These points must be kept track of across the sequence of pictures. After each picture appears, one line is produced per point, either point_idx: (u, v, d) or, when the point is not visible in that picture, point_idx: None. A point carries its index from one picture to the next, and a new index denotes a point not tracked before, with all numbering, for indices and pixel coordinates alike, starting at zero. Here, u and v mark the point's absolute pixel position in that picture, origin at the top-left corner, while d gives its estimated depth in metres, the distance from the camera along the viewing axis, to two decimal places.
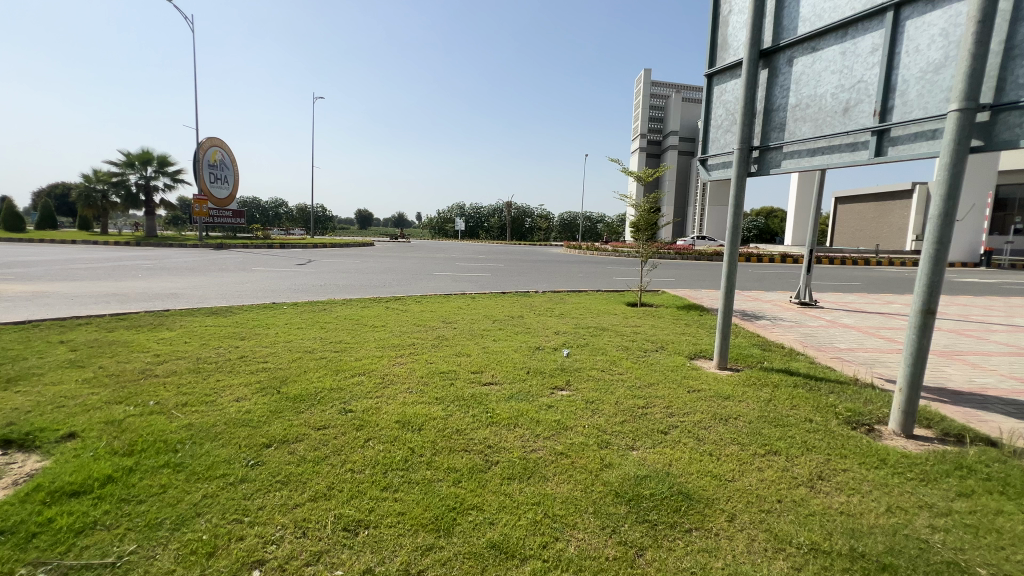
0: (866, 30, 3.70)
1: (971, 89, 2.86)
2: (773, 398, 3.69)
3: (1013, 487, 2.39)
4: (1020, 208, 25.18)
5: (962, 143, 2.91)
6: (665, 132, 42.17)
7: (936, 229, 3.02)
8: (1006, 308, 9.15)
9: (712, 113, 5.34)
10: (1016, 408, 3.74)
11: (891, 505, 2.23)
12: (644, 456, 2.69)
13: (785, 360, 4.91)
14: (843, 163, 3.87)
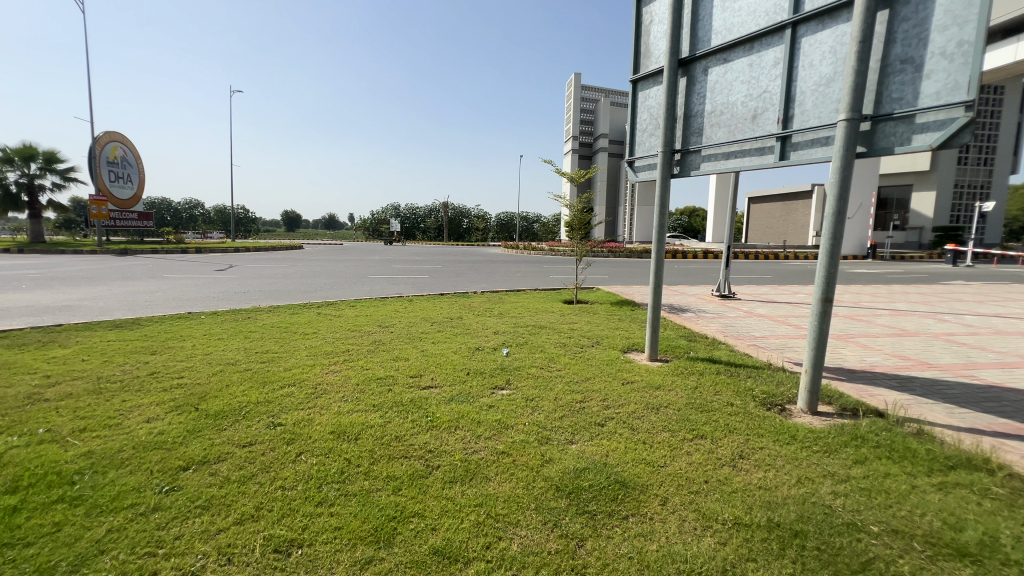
0: (769, 45, 4.06)
1: (856, 102, 3.23)
2: (699, 385, 3.95)
3: (898, 452, 2.72)
4: (896, 207, 28.90)
5: (849, 149, 3.28)
6: (596, 135, 43.73)
7: (831, 227, 3.38)
8: (889, 296, 10.43)
9: (637, 118, 5.61)
10: (898, 382, 4.28)
11: (801, 476, 2.46)
12: (582, 449, 2.77)
13: (708, 349, 5.27)
14: (753, 166, 4.21)
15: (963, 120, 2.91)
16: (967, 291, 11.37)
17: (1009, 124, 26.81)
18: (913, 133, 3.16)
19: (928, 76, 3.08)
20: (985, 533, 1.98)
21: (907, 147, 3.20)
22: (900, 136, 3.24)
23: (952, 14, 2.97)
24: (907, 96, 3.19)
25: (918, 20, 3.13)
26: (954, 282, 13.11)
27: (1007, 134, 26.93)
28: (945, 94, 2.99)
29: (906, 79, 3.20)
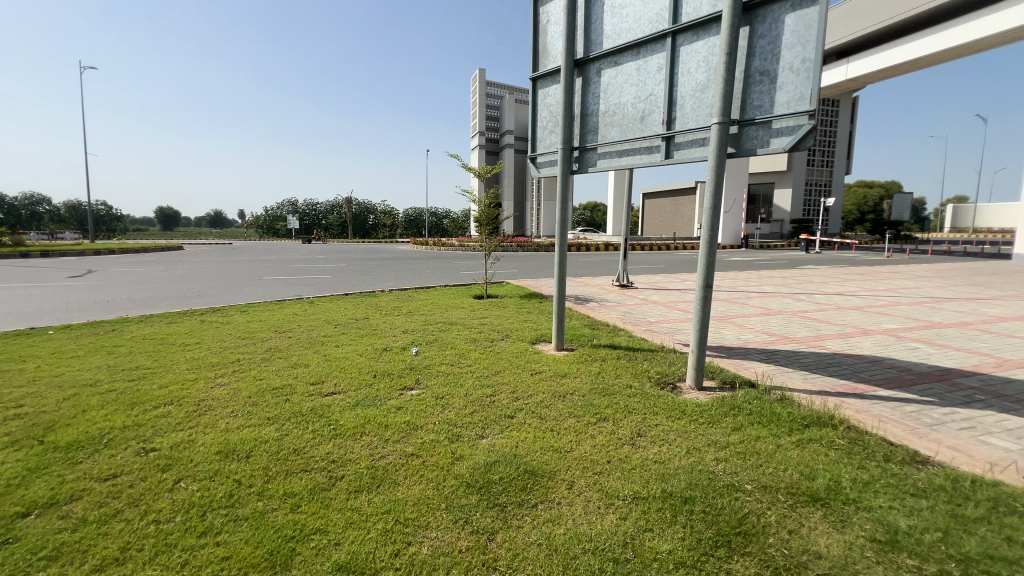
0: (653, 51, 4.37)
1: (726, 107, 3.60)
2: (602, 370, 4.19)
3: (766, 417, 3.11)
4: (763, 202, 32.97)
5: (722, 150, 3.65)
6: (501, 131, 44.26)
7: (710, 220, 3.74)
8: (758, 280, 11.90)
9: (538, 115, 5.74)
10: (765, 355, 4.92)
11: (689, 446, 2.71)
12: (493, 442, 2.80)
13: (610, 335, 5.61)
14: (643, 164, 4.52)
15: (808, 126, 3.38)
16: (816, 273, 13.36)
17: (844, 132, 31.84)
18: (771, 137, 3.60)
19: (780, 87, 3.53)
20: (831, 479, 2.34)
21: (767, 150, 3.64)
22: (761, 139, 3.67)
23: (797, 34, 3.43)
24: (765, 104, 3.62)
25: (772, 38, 3.57)
26: (807, 267, 15.33)
27: (842, 140, 31.97)
28: (794, 103, 3.45)
29: (764, 89, 3.63)
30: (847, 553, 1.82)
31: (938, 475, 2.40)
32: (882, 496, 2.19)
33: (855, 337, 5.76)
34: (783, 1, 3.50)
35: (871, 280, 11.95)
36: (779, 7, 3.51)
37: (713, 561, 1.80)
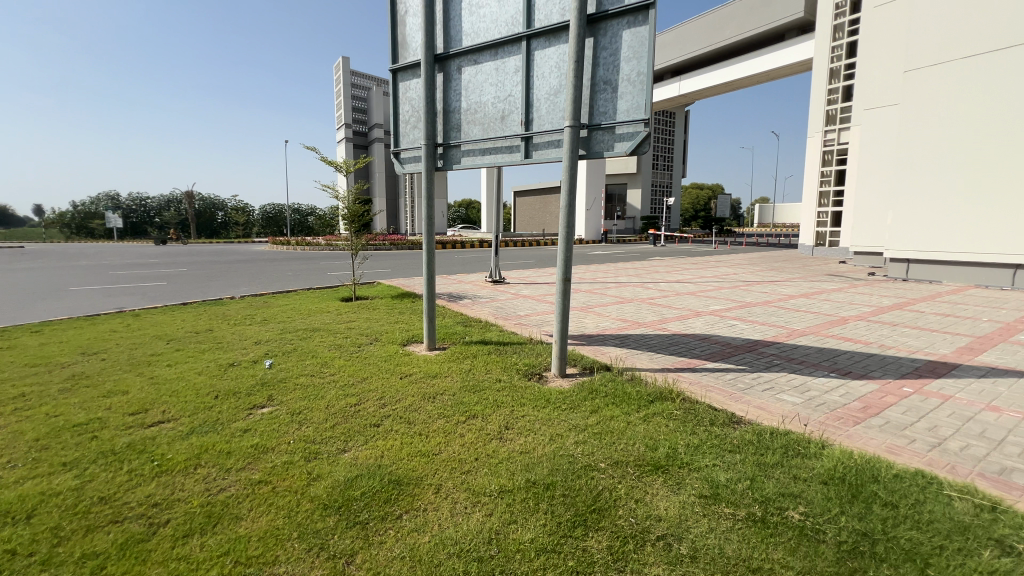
0: (510, 53, 4.49)
1: (576, 111, 3.84)
2: (473, 367, 4.20)
3: (619, 398, 3.41)
4: (618, 201, 36.41)
5: (574, 151, 3.89)
6: (370, 124, 42.22)
7: (566, 218, 3.97)
8: (615, 272, 13.12)
9: (399, 109, 5.53)
10: (620, 340, 5.42)
11: (552, 433, 2.85)
12: (355, 455, 2.62)
13: (481, 331, 5.67)
14: (504, 163, 4.62)
15: (644, 134, 3.78)
16: (662, 264, 15.19)
17: (679, 140, 36.65)
18: (615, 141, 3.94)
19: (621, 96, 3.88)
20: (669, 447, 2.65)
21: (612, 153, 3.97)
22: (607, 143, 3.99)
23: (632, 50, 3.81)
24: (609, 111, 3.95)
25: (613, 50, 3.91)
26: (654, 258, 17.34)
27: (678, 148, 36.78)
28: (632, 112, 3.82)
29: (608, 97, 3.95)
30: (681, 512, 2.06)
31: (748, 431, 2.86)
32: (708, 456, 2.55)
33: (690, 319, 6.66)
34: (620, 18, 3.84)
35: (702, 268, 13.96)
36: (617, 23, 3.85)
37: (571, 541, 1.90)
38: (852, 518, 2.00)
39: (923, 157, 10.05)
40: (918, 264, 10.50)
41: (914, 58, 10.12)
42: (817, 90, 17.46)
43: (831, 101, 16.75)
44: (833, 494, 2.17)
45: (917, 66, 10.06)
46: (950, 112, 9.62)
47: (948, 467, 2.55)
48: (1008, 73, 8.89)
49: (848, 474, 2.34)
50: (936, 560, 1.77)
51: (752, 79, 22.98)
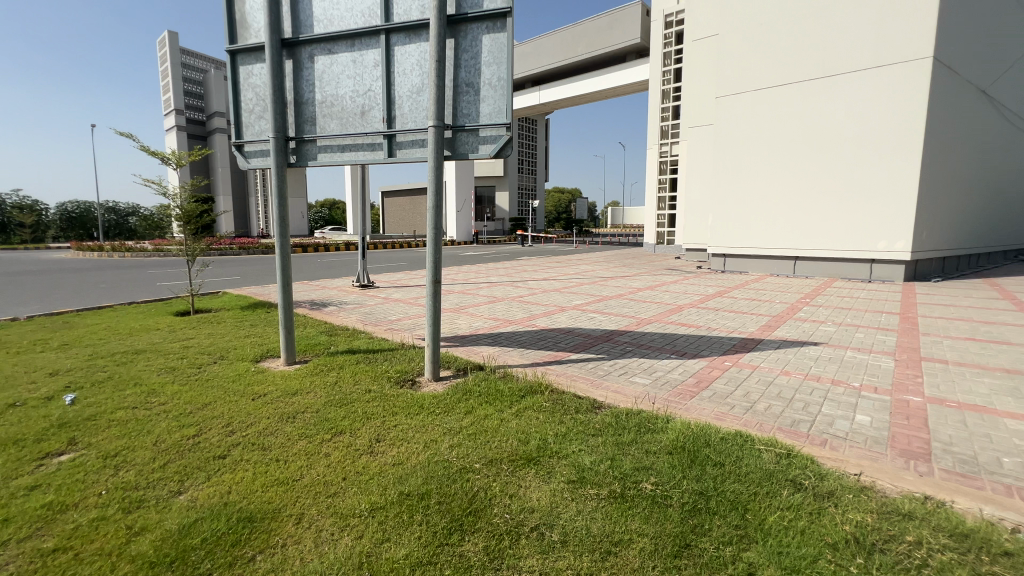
0: (367, 46, 4.27)
1: (440, 111, 3.80)
2: (339, 380, 3.90)
3: (492, 397, 3.47)
4: (487, 203, 37.19)
5: (439, 152, 3.84)
6: (207, 111, 36.87)
7: (434, 219, 3.91)
8: (486, 272, 13.39)
9: (240, 96, 4.89)
10: (492, 338, 5.54)
11: (426, 440, 2.78)
12: (194, 496, 2.24)
13: (349, 340, 5.31)
14: (365, 161, 4.36)
15: (506, 138, 3.90)
16: (530, 264, 15.94)
17: (541, 147, 38.88)
18: (479, 144, 4.00)
19: (483, 100, 3.95)
20: (540, 439, 2.77)
21: (477, 155, 4.02)
22: (472, 145, 4.03)
23: (492, 55, 3.90)
24: (473, 113, 3.99)
25: (473, 54, 3.95)
26: (523, 258, 18.13)
27: (540, 153, 38.99)
28: (494, 116, 3.91)
29: (471, 99, 3.99)
30: (553, 500, 2.16)
31: (608, 414, 3.13)
32: (574, 442, 2.72)
33: (556, 314, 7.09)
34: (479, 23, 3.90)
35: (566, 266, 15.01)
36: (477, 26, 3.90)
37: (446, 549, 1.86)
38: (691, 481, 2.30)
39: (732, 169, 12.17)
40: (732, 257, 12.47)
41: (723, 87, 12.17)
42: (653, 107, 19.92)
43: (664, 118, 19.26)
44: (676, 461, 2.48)
45: (726, 93, 12.14)
46: (749, 133, 11.82)
47: (757, 425, 3.09)
48: (785, 105, 11.23)
49: (687, 442, 2.69)
50: (752, 505, 2.12)
51: (602, 93, 25.26)
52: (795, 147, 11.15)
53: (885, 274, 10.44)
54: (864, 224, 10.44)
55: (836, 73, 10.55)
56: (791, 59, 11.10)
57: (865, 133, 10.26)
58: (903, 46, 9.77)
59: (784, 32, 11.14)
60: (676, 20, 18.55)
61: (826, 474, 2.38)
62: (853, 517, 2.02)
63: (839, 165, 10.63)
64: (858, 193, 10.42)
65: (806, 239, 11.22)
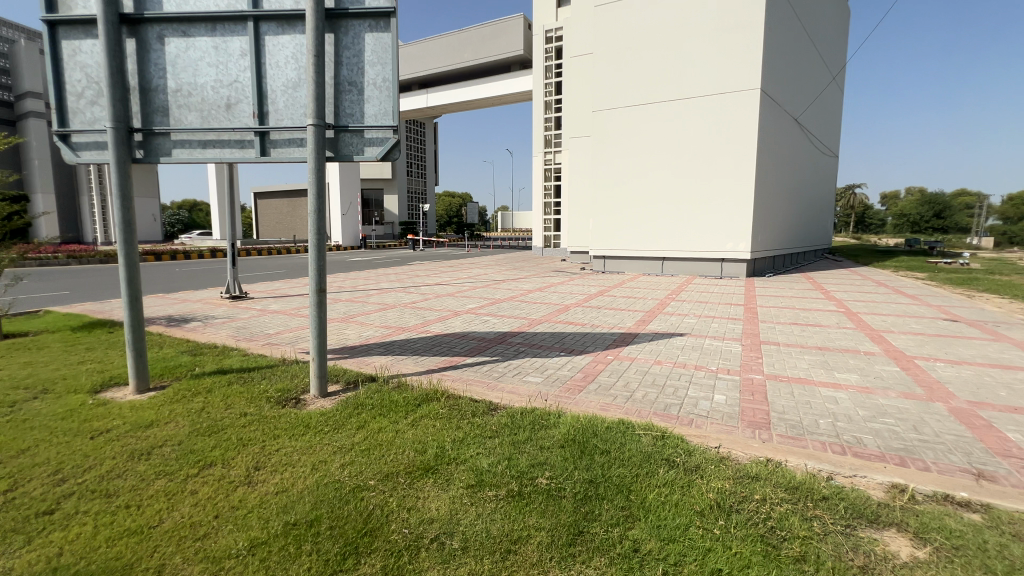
0: (232, 32, 3.85)
1: (319, 109, 3.57)
2: (206, 405, 3.45)
3: (385, 409, 3.34)
4: (376, 206, 35.66)
5: (320, 152, 3.60)
6: (16, 90, 30.16)
7: (316, 225, 3.65)
8: (377, 278, 12.85)
9: (64, 75, 4.08)
10: (384, 347, 5.34)
11: (314, 462, 2.58)
12: (10, 567, 1.81)
13: (218, 359, 4.72)
14: (233, 159, 3.92)
15: (393, 141, 3.81)
16: (422, 268, 15.65)
17: (430, 150, 38.45)
18: (364, 145, 3.84)
19: (368, 100, 3.80)
20: (438, 446, 2.75)
21: (362, 157, 3.85)
22: (356, 146, 3.85)
23: (376, 55, 3.77)
24: (356, 113, 3.82)
25: (356, 52, 3.78)
26: (414, 263, 17.74)
27: (429, 157, 38.54)
28: (380, 117, 3.79)
29: (354, 98, 3.81)
30: (452, 508, 2.15)
31: (504, 415, 3.21)
32: (472, 447, 2.74)
33: (450, 319, 7.05)
34: (361, 20, 3.74)
35: (459, 270, 15.02)
36: (358, 24, 3.74)
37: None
38: (581, 471, 2.45)
39: (609, 177, 13.22)
40: (611, 258, 13.48)
41: (599, 101, 13.17)
42: (537, 117, 20.81)
43: (547, 128, 20.25)
44: (568, 454, 2.63)
45: (602, 107, 13.15)
46: (622, 145, 12.95)
47: (636, 412, 3.41)
48: (651, 121, 12.51)
49: (577, 435, 2.87)
50: (635, 486, 2.33)
51: (488, 100, 25.70)
52: (661, 160, 12.48)
53: (734, 271, 12.14)
54: (717, 228, 12.04)
55: (690, 96, 12.03)
56: (654, 81, 12.41)
57: (714, 149, 11.86)
58: (739, 77, 11.48)
59: (649, 56, 12.43)
60: (556, 36, 19.62)
61: (693, 450, 2.70)
62: (715, 485, 2.33)
63: (695, 177, 12.15)
64: (711, 201, 12.01)
65: (671, 242, 12.61)
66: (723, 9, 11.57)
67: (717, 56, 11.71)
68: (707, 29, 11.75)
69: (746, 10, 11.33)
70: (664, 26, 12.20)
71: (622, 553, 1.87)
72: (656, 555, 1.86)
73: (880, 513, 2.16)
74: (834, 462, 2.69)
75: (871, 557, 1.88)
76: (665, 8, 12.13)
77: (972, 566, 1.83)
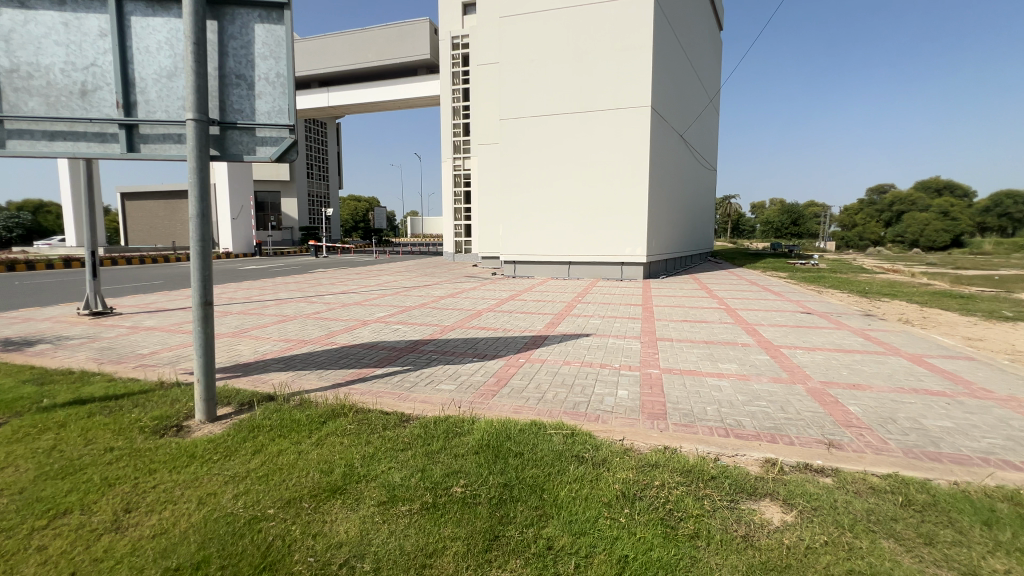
0: (87, 8, 3.33)
1: (201, 103, 3.22)
2: (58, 442, 2.91)
3: (285, 429, 3.08)
4: (272, 209, 32.92)
5: (203, 151, 3.25)
6: None
7: (200, 229, 3.28)
8: (274, 288, 11.85)
9: None
10: (284, 363, 4.93)
11: (199, 496, 2.30)
12: None
13: (74, 387, 4.02)
14: (91, 155, 3.39)
15: (289, 141, 3.56)
16: (325, 276, 14.74)
17: (332, 151, 36.49)
18: (255, 145, 3.54)
19: (259, 96, 3.51)
20: (346, 465, 2.60)
21: (253, 157, 3.55)
22: (246, 145, 3.54)
23: (268, 48, 3.50)
24: (246, 110, 3.51)
25: (244, 43, 3.47)
26: (317, 271, 16.66)
27: (332, 158, 36.56)
28: (274, 115, 3.53)
29: (242, 93, 3.50)
30: (362, 528, 2.05)
31: (416, 426, 3.13)
32: (383, 462, 2.63)
33: (358, 329, 6.73)
34: (249, 8, 3.44)
35: (366, 277, 14.39)
36: (246, 13, 3.44)
37: None
38: (496, 475, 2.47)
39: (517, 184, 13.52)
40: (521, 263, 13.80)
41: (506, 110, 13.43)
42: (445, 122, 20.70)
43: (456, 134, 20.23)
44: (482, 459, 2.63)
45: (509, 116, 13.42)
46: (529, 153, 13.33)
47: (547, 412, 3.52)
48: (556, 131, 13.05)
49: (491, 440, 2.87)
50: (548, 485, 2.40)
51: (394, 103, 25.02)
52: (566, 168, 13.06)
53: (633, 273, 13.08)
54: (618, 234, 12.88)
55: (591, 109, 12.77)
56: (558, 93, 12.97)
57: (613, 160, 12.68)
58: (633, 94, 12.42)
59: (552, 70, 12.97)
60: (463, 44, 19.70)
61: (599, 445, 2.85)
62: (620, 475, 2.48)
63: (597, 185, 12.89)
64: (612, 208, 12.82)
65: (576, 247, 13.24)
66: (618, 31, 12.47)
67: (614, 74, 12.58)
68: (604, 48, 12.57)
69: (638, 34, 12.31)
70: (566, 42, 12.82)
71: (537, 552, 1.91)
72: (569, 549, 1.93)
73: (757, 486, 2.46)
74: (720, 444, 3.00)
75: (750, 525, 2.12)
76: (566, 25, 12.75)
77: (827, 522, 2.15)
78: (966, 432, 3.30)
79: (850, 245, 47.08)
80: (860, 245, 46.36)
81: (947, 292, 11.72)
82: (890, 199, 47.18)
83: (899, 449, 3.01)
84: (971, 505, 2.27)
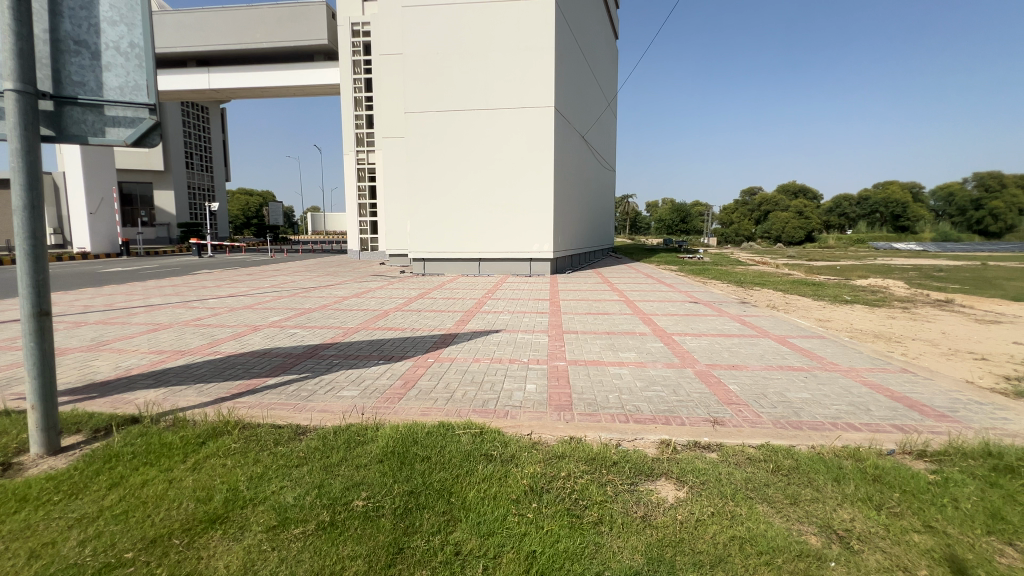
0: None
1: (25, 71, 2.65)
2: None
3: (150, 454, 2.68)
4: (142, 203, 28.72)
5: (29, 128, 2.68)
6: None
7: (26, 223, 2.68)
8: (146, 292, 10.34)
9: None
10: (153, 379, 4.27)
11: (32, 548, 1.90)
12: None
13: None
14: None
15: (150, 122, 3.08)
16: (210, 278, 13.23)
17: (218, 139, 32.84)
18: (104, 125, 3.01)
19: (107, 68, 2.98)
20: (228, 489, 2.31)
21: (101, 139, 3.02)
22: (91, 125, 3.00)
23: (118, 12, 2.97)
24: (90, 82, 2.96)
25: (84, 3, 2.92)
26: (198, 272, 14.75)
27: (217, 147, 32.85)
28: (128, 91, 3.01)
29: (84, 63, 2.95)
30: (245, 560, 1.83)
31: (314, 439, 2.87)
32: (273, 482, 2.38)
33: (247, 336, 6.09)
34: None
35: (259, 278, 13.15)
36: None
37: None
38: (401, 484, 2.35)
39: (423, 180, 13.13)
40: (430, 261, 13.51)
41: (410, 103, 12.96)
42: (345, 112, 19.53)
43: (358, 126, 19.19)
44: (387, 468, 2.50)
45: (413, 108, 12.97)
46: (437, 148, 13.02)
47: (455, 412, 3.47)
48: (462, 127, 12.93)
49: (399, 447, 2.74)
50: (456, 488, 2.33)
51: (289, 89, 23.16)
52: (473, 165, 13.00)
53: (540, 268, 13.50)
54: (525, 228, 13.14)
55: (496, 107, 12.84)
56: (464, 89, 12.84)
57: (519, 156, 12.90)
58: (539, 93, 12.73)
59: (457, 64, 12.80)
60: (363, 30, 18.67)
61: (508, 441, 2.85)
62: (529, 470, 2.49)
63: (503, 183, 13.03)
64: (521, 204, 13.03)
65: (486, 243, 13.27)
66: (522, 30, 12.67)
67: (519, 70, 12.77)
68: (509, 46, 12.71)
69: (541, 35, 12.63)
70: (472, 36, 12.72)
71: (444, 559, 1.85)
72: (477, 553, 1.89)
73: (654, 466, 2.62)
74: (620, 430, 3.16)
75: (647, 505, 2.25)
76: (471, 20, 12.65)
77: (713, 494, 2.34)
78: (820, 401, 3.82)
79: (728, 240, 53.16)
80: (736, 240, 52.40)
81: (802, 281, 13.52)
82: (759, 199, 53.63)
83: (770, 421, 3.39)
84: (825, 464, 2.62)
